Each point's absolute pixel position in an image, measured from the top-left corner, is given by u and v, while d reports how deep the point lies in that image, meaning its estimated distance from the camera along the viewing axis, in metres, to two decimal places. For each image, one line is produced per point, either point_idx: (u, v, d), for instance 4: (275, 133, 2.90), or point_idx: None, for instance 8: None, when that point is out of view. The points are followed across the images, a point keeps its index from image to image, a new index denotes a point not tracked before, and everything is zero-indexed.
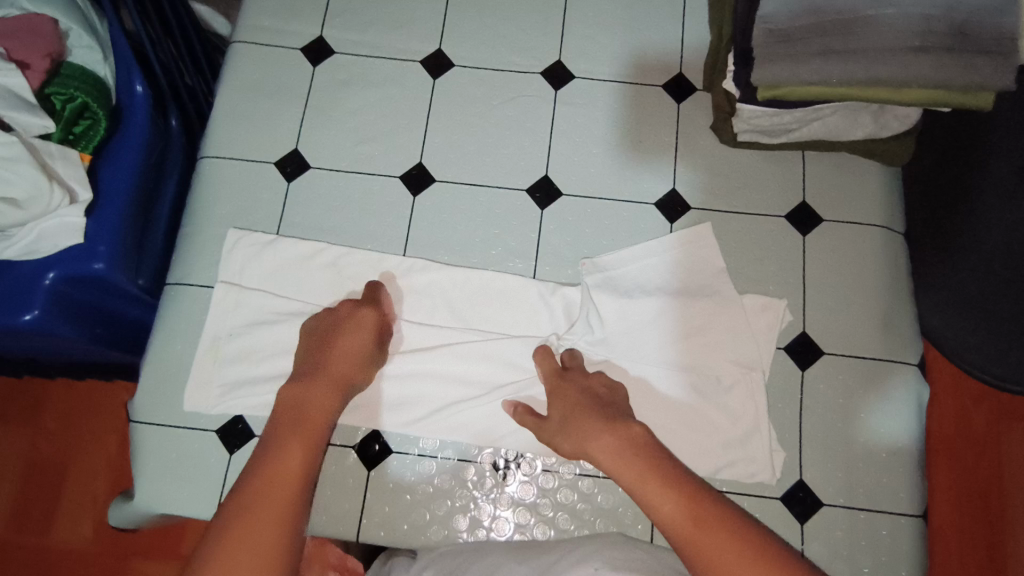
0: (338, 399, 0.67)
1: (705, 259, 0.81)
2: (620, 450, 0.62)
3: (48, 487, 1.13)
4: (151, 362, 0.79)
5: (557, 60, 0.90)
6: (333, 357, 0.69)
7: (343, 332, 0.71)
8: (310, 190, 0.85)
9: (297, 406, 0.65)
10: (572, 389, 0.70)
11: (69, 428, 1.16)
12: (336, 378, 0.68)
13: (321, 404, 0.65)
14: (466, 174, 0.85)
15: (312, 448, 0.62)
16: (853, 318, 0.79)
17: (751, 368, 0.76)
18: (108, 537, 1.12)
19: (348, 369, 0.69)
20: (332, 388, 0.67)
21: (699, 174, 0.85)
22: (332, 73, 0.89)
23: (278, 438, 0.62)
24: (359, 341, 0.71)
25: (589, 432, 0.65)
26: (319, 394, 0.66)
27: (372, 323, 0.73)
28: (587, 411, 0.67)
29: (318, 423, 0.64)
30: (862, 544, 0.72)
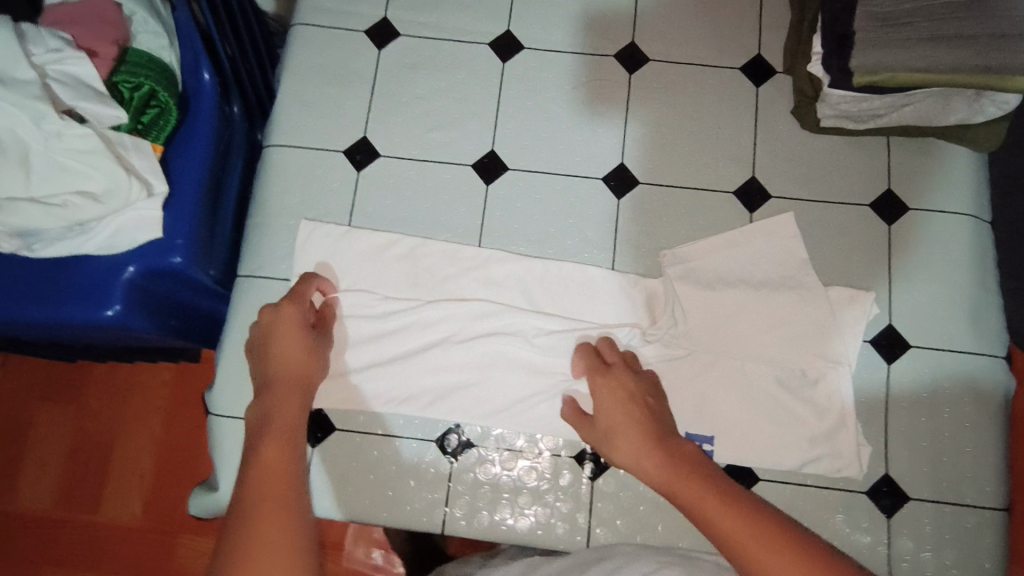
0: (302, 397, 0.61)
1: (789, 250, 0.79)
2: (673, 468, 0.59)
3: (92, 465, 1.13)
4: (226, 355, 0.79)
5: (630, 42, 0.87)
6: (280, 360, 0.64)
7: (274, 336, 0.66)
8: (381, 179, 0.83)
9: (264, 415, 0.58)
10: (612, 392, 0.68)
11: (112, 406, 1.15)
12: (289, 378, 0.62)
13: (288, 404, 0.59)
14: (540, 162, 0.83)
15: (290, 445, 0.55)
16: (940, 309, 0.77)
17: (838, 362, 0.75)
18: (155, 514, 1.12)
19: (298, 364, 0.64)
20: (289, 384, 0.61)
21: (779, 161, 0.83)
22: (398, 57, 0.87)
23: (254, 446, 0.54)
24: (294, 334, 0.66)
25: (641, 454, 0.61)
26: (283, 396, 0.60)
27: (297, 311, 0.68)
28: (635, 425, 0.64)
29: (291, 425, 0.57)
30: (949, 537, 0.72)
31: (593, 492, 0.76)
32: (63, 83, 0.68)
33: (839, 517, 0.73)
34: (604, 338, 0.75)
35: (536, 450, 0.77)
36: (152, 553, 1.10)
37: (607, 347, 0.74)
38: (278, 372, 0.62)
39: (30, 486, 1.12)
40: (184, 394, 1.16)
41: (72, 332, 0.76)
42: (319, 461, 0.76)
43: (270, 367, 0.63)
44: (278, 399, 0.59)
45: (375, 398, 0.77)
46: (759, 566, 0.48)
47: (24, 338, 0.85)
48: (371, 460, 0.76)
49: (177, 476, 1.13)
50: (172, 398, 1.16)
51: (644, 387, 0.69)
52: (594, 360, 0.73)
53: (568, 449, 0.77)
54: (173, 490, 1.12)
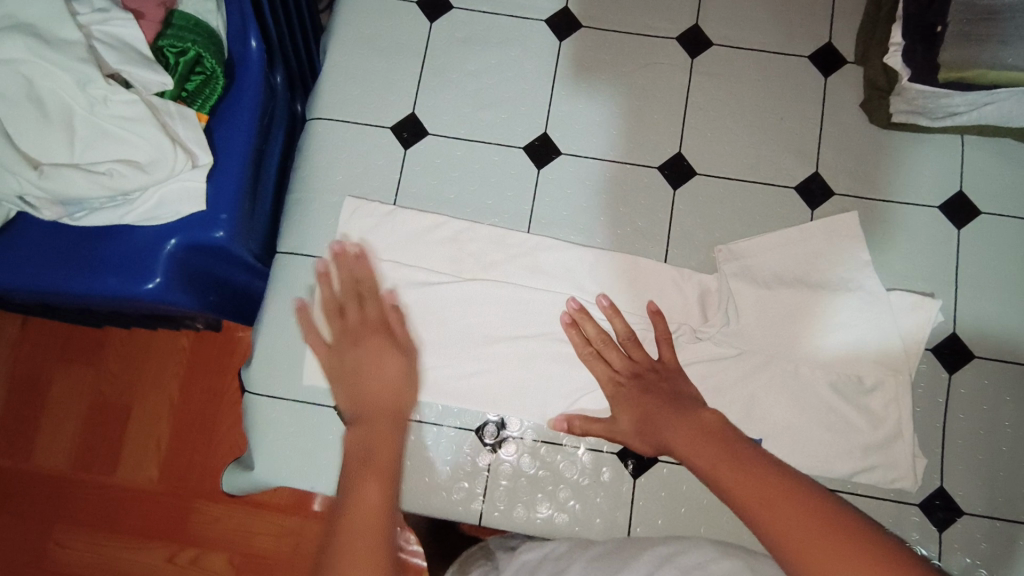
0: (396, 436, 0.61)
1: (852, 249, 0.76)
2: (693, 435, 0.61)
3: (114, 429, 1.12)
4: (263, 332, 0.77)
5: (693, 25, 0.83)
6: (374, 386, 0.65)
7: (365, 368, 0.66)
8: (428, 158, 0.80)
9: (362, 448, 0.58)
10: (635, 392, 0.68)
11: (134, 372, 1.14)
12: (385, 410, 0.63)
13: (379, 432, 0.60)
14: (593, 148, 0.80)
15: (387, 480, 0.55)
16: (1006, 320, 0.74)
17: (897, 370, 0.72)
18: (175, 481, 1.11)
19: (390, 396, 0.65)
20: (387, 413, 0.63)
21: (845, 157, 0.79)
22: (452, 31, 0.83)
23: (350, 478, 0.55)
24: (385, 361, 0.67)
25: (662, 421, 0.64)
26: (379, 425, 0.61)
27: (382, 338, 0.69)
28: (662, 405, 0.66)
29: (387, 458, 0.58)
30: (1002, 555, 0.69)
31: (634, 489, 0.74)
32: (110, 46, 0.66)
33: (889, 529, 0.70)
34: (655, 309, 0.72)
35: (579, 446, 0.75)
36: (172, 519, 1.10)
37: (597, 337, 0.72)
38: (372, 404, 0.64)
39: (53, 446, 1.12)
40: (206, 362, 1.15)
41: (110, 301, 0.75)
42: None
43: (359, 396, 0.64)
44: (373, 433, 0.60)
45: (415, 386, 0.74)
46: (777, 521, 0.50)
47: (53, 305, 0.83)
48: (409, 447, 0.74)
49: (199, 445, 1.12)
50: (196, 366, 1.14)
51: (663, 381, 0.69)
52: (601, 364, 0.71)
53: (610, 445, 0.75)
54: (190, 457, 1.11)
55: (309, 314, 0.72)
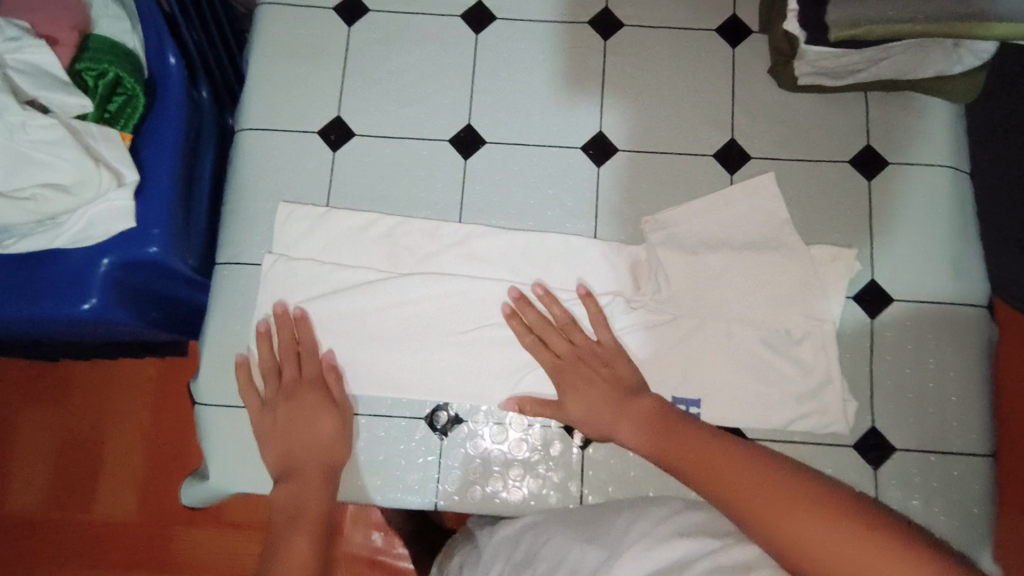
0: (326, 488, 0.67)
1: (771, 210, 0.79)
2: (643, 428, 0.65)
3: (83, 463, 1.12)
4: (208, 344, 0.78)
5: (605, 7, 0.86)
6: (305, 443, 0.70)
7: (299, 424, 0.71)
8: (357, 159, 0.82)
9: (292, 501, 0.65)
10: (583, 381, 0.70)
11: (100, 403, 1.14)
12: (318, 463, 0.69)
13: (311, 489, 0.66)
14: (517, 134, 0.82)
15: (317, 535, 0.62)
16: (921, 264, 0.78)
17: (821, 320, 0.75)
18: (151, 508, 1.11)
19: (324, 452, 0.70)
20: (318, 471, 0.68)
21: (758, 123, 0.82)
22: (370, 34, 0.85)
23: (283, 535, 0.62)
24: (323, 419, 0.71)
25: (612, 417, 0.68)
26: (310, 479, 0.67)
27: (315, 394, 0.72)
28: (610, 397, 0.68)
29: (316, 512, 0.64)
30: (935, 485, 0.73)
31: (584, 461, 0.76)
32: (24, 73, 0.66)
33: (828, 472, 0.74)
34: (585, 291, 0.75)
35: (526, 423, 0.77)
36: (150, 546, 1.09)
37: (538, 322, 0.74)
38: (308, 459, 0.69)
39: (24, 486, 1.11)
40: (171, 386, 1.15)
41: (53, 326, 0.75)
42: None
43: (298, 452, 0.69)
44: (305, 485, 0.67)
45: (362, 380, 0.76)
46: (729, 491, 0.55)
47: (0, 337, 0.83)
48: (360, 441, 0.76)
49: (171, 469, 1.12)
50: (160, 390, 1.14)
51: (602, 366, 0.71)
52: (544, 350, 0.73)
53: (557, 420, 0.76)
54: (164, 482, 1.12)
55: (249, 369, 0.75)
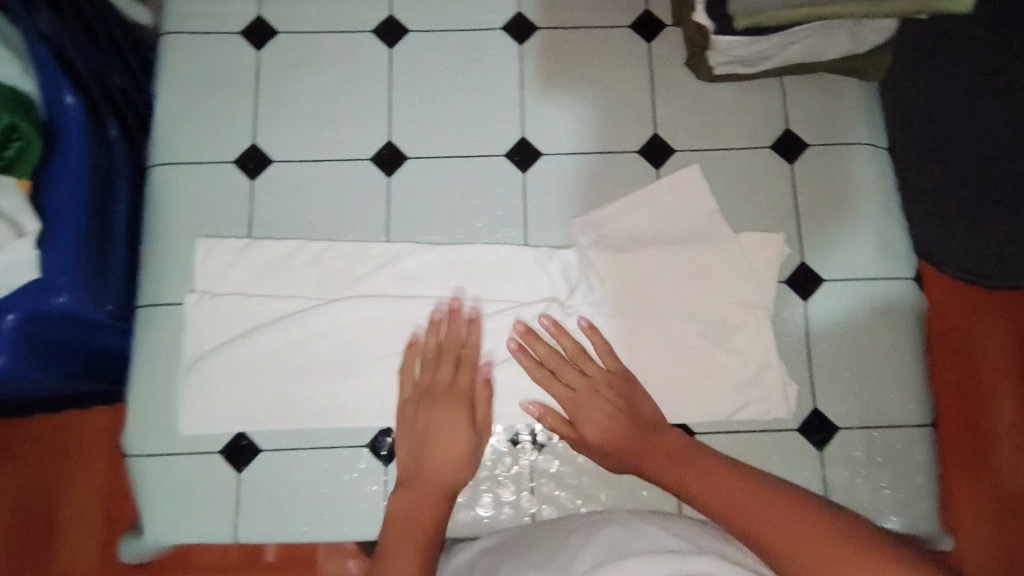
0: (444, 503, 0.66)
1: (697, 199, 0.79)
2: (647, 446, 0.67)
3: (34, 524, 1.06)
4: (136, 392, 0.75)
5: (517, 12, 0.86)
6: (438, 454, 0.69)
7: (433, 433, 0.70)
8: (277, 186, 0.80)
9: (407, 511, 0.64)
10: (590, 405, 0.71)
11: (46, 460, 1.08)
12: (438, 479, 0.67)
13: (427, 504, 0.65)
14: (439, 147, 0.81)
15: (426, 560, 0.59)
16: (848, 241, 0.79)
17: (755, 307, 0.76)
18: (110, 565, 1.06)
19: (452, 466, 0.68)
20: (440, 488, 0.67)
21: (679, 116, 0.83)
22: (280, 57, 0.83)
23: (387, 551, 0.60)
24: (458, 434, 0.70)
25: (614, 435, 0.69)
26: (428, 491, 0.66)
27: (463, 408, 0.71)
28: (616, 417, 0.70)
29: (427, 528, 0.63)
30: (880, 460, 0.74)
31: (534, 470, 0.74)
32: None
33: (774, 457, 0.74)
34: (588, 325, 0.74)
35: None
36: None
37: (549, 356, 0.73)
38: (437, 468, 0.68)
39: None
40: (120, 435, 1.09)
41: None
42: (249, 486, 0.73)
43: (427, 461, 0.68)
44: (421, 497, 0.65)
45: (298, 414, 0.73)
46: (722, 503, 0.58)
47: None
48: (303, 476, 0.73)
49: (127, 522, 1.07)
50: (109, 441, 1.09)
51: (618, 399, 0.70)
52: (557, 382, 0.73)
53: (504, 434, 0.75)
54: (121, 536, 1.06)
55: (414, 353, 0.74)
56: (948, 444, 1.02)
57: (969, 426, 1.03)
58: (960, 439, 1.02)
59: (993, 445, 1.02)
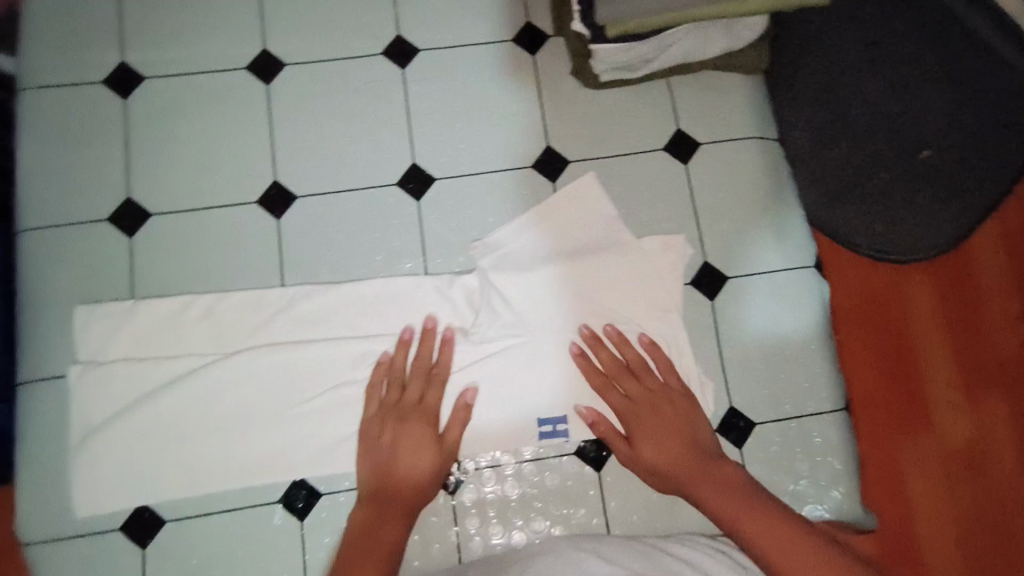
0: (406, 526, 0.68)
1: (592, 210, 0.81)
2: (666, 442, 0.71)
3: None
4: (24, 474, 0.73)
5: (394, 36, 0.87)
6: (403, 470, 0.69)
7: (401, 451, 0.70)
8: (161, 241, 0.79)
9: (369, 531, 0.67)
10: (647, 410, 0.73)
11: None
12: (407, 495, 0.69)
13: (389, 527, 0.67)
14: (327, 183, 0.82)
15: None
16: (747, 233, 0.83)
17: (665, 311, 0.78)
18: None
19: (415, 486, 0.69)
20: (401, 506, 0.68)
21: (569, 128, 0.85)
22: (149, 110, 0.83)
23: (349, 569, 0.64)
24: (422, 454, 0.70)
25: (654, 429, 0.72)
26: (393, 511, 0.68)
27: (424, 425, 0.71)
28: (654, 414, 0.73)
29: (389, 549, 0.66)
30: (799, 452, 0.77)
31: (455, 495, 0.74)
32: None
33: None
34: (619, 334, 0.75)
35: None
36: None
37: (589, 370, 0.74)
38: (399, 487, 0.69)
39: None
40: None
41: None
42: (162, 557, 0.72)
43: (392, 483, 0.69)
44: (384, 517, 0.68)
45: (209, 474, 0.72)
46: (725, 510, 0.66)
47: None
48: (218, 539, 0.72)
49: None
50: None
51: (678, 414, 0.73)
52: (596, 375, 0.74)
53: None
54: None
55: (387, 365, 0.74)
56: (887, 421, 0.92)
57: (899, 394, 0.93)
58: (895, 417, 0.92)
59: (930, 405, 0.94)
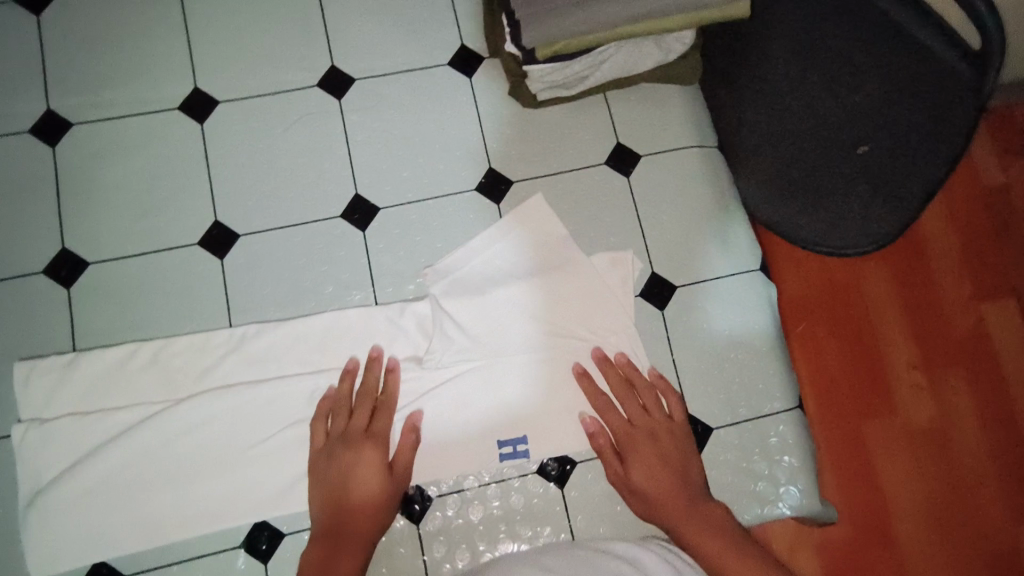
0: (362, 558, 0.64)
1: (657, 208, 0.84)
2: (654, 467, 0.70)
3: None
4: (129, 505, 0.70)
5: (459, 45, 0.86)
6: (354, 498, 0.67)
7: (353, 478, 0.67)
8: (249, 260, 0.78)
9: (321, 565, 0.63)
10: (642, 439, 0.72)
11: None
12: (361, 527, 0.65)
13: (340, 562, 0.63)
14: (408, 193, 0.81)
15: None
16: None
17: (740, 300, 0.83)
18: None
19: (370, 509, 0.66)
20: (358, 534, 0.65)
21: (635, 125, 0.86)
22: (224, 129, 0.82)
23: None
24: (372, 478, 0.67)
25: (645, 455, 0.71)
26: (346, 545, 0.64)
27: (379, 451, 0.69)
28: (658, 442, 0.72)
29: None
30: None
31: (563, 487, 0.76)
32: None
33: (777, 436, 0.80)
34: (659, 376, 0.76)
35: (493, 486, 0.75)
36: None
37: (645, 388, 0.75)
38: (351, 518, 0.66)
39: None
40: None
41: None
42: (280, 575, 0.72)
43: (345, 514, 0.66)
44: (339, 551, 0.64)
45: None
46: (703, 541, 0.64)
47: None
48: None
49: None
50: None
51: (671, 449, 0.72)
52: (623, 392, 0.75)
53: (518, 475, 0.76)
54: None
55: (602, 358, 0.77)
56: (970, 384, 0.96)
57: (971, 357, 0.96)
58: (977, 378, 0.96)
59: (1001, 359, 0.97)
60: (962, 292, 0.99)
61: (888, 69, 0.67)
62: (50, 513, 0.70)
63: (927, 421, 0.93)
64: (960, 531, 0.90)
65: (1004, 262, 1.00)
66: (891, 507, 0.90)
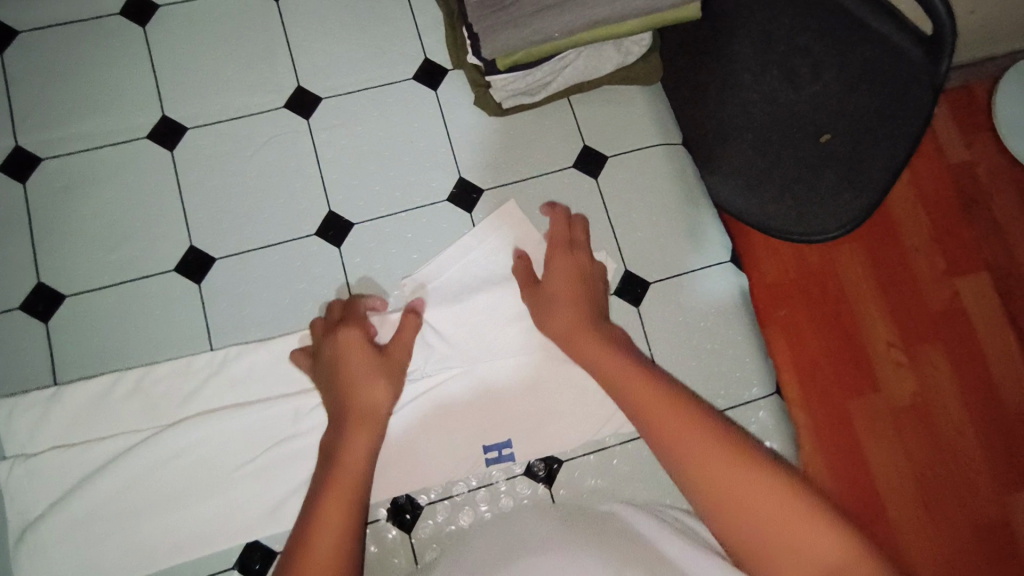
0: (377, 430, 0.58)
1: (626, 207, 0.86)
2: (575, 306, 0.66)
3: None
4: (121, 533, 0.71)
5: (423, 60, 0.88)
6: (353, 371, 0.63)
7: (346, 354, 0.65)
8: (226, 283, 0.79)
9: (333, 446, 0.56)
10: (563, 271, 0.70)
11: None
12: (367, 399, 0.60)
13: (357, 431, 0.57)
14: (381, 207, 0.82)
15: (355, 495, 0.51)
16: None
17: (712, 293, 0.84)
18: None
19: (379, 387, 0.61)
20: (366, 402, 0.59)
21: (600, 128, 0.88)
22: (195, 155, 0.82)
23: (320, 481, 0.52)
24: (355, 348, 0.65)
25: (563, 288, 0.69)
26: (359, 418, 0.58)
27: (360, 331, 0.67)
28: (583, 276, 0.70)
29: (364, 453, 0.55)
30: None
31: (551, 487, 0.77)
32: None
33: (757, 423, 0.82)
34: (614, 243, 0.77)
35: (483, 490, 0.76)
36: None
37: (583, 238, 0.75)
38: (353, 390, 0.61)
39: None
40: None
41: None
42: None
43: (349, 392, 0.61)
44: (349, 425, 0.58)
45: None
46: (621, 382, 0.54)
47: None
48: None
49: None
50: None
51: (593, 282, 0.70)
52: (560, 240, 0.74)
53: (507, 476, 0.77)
54: None
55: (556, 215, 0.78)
56: (950, 360, 0.98)
57: (949, 334, 0.99)
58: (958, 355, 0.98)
59: (980, 334, 0.99)
60: (935, 271, 1.01)
61: (845, 60, 0.68)
62: (41, 546, 0.70)
63: (909, 398, 0.96)
64: (948, 505, 0.92)
65: (974, 238, 1.03)
66: (880, 485, 0.92)
